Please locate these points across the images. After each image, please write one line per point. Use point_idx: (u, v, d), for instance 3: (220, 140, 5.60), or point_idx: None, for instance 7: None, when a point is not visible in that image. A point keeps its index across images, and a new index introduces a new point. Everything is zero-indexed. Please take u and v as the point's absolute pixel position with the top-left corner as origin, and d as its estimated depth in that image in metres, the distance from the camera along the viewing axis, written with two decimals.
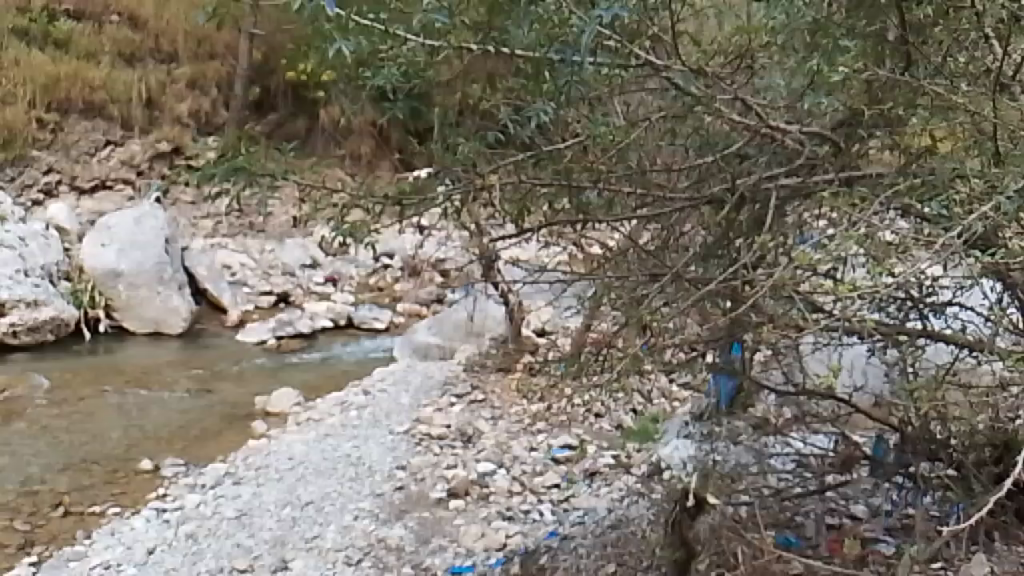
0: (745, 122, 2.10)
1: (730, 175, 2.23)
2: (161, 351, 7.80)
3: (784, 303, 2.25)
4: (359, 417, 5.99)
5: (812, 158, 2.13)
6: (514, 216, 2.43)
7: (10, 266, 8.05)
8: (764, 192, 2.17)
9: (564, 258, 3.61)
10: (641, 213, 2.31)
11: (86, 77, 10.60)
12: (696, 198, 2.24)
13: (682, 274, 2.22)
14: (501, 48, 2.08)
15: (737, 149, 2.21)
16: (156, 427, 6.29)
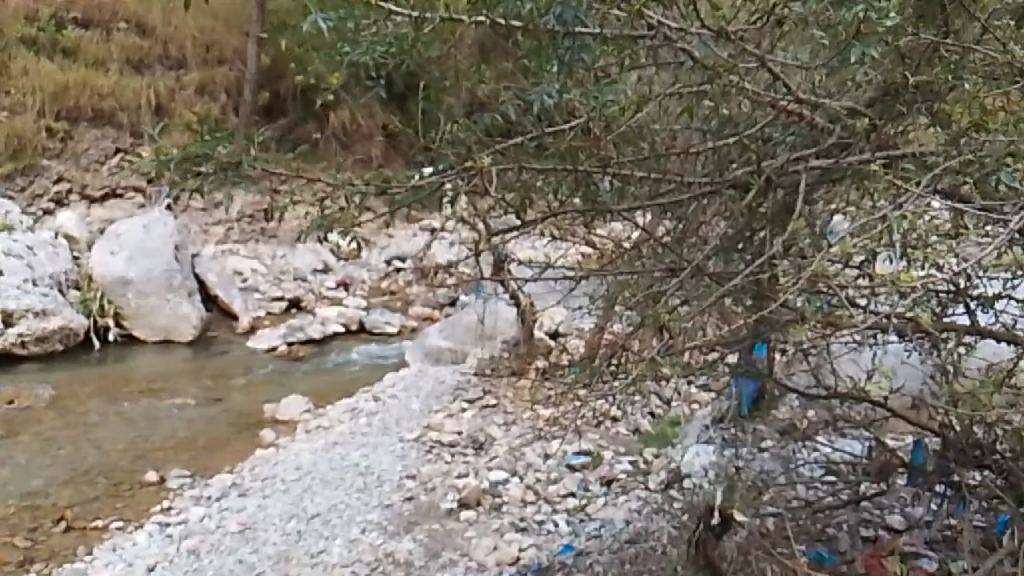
0: (770, 96, 1.91)
1: (754, 158, 2.03)
2: (170, 359, 7.68)
3: (813, 300, 2.07)
4: (368, 425, 5.83)
5: (846, 134, 1.93)
6: (516, 208, 2.18)
7: (18, 276, 7.96)
8: (792, 175, 1.97)
9: (577, 255, 3.44)
10: (656, 201, 2.11)
11: (94, 84, 10.52)
12: (717, 182, 2.04)
13: (703, 269, 2.01)
14: (495, 18, 1.84)
15: (761, 129, 2.02)
16: (163, 438, 6.16)
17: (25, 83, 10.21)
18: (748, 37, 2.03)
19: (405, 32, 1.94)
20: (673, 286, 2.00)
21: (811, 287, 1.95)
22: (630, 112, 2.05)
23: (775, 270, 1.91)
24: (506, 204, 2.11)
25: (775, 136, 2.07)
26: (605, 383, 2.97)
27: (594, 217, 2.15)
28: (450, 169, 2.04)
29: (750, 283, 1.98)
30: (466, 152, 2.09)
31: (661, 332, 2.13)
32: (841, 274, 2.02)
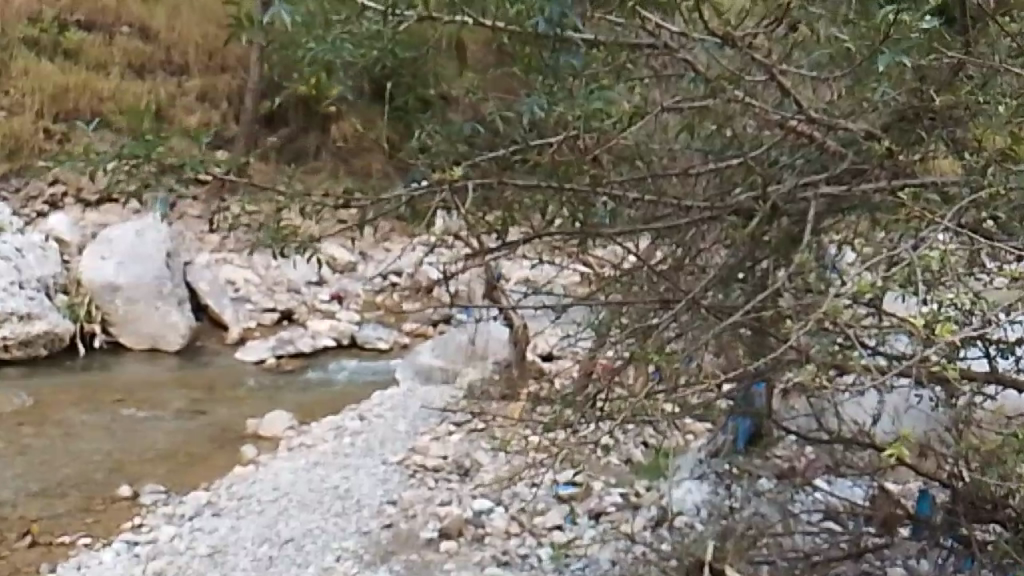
0: (778, 115, 1.74)
1: (759, 183, 1.86)
2: (157, 368, 7.51)
3: (820, 339, 1.90)
4: (352, 444, 5.65)
5: (859, 159, 1.76)
6: (498, 229, 2.00)
7: (4, 278, 7.80)
8: (800, 203, 1.79)
9: (574, 277, 3.28)
10: (652, 225, 1.93)
11: (94, 88, 10.24)
12: (717, 208, 1.85)
13: (699, 302, 1.83)
14: (480, 19, 1.66)
15: (767, 150, 1.86)
16: (142, 450, 5.98)
17: (22, 84, 9.99)
18: (756, 44, 1.87)
19: (377, 29, 1.79)
20: (665, 320, 1.82)
21: (817, 325, 1.77)
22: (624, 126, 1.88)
23: (779, 306, 1.73)
24: (483, 222, 1.94)
25: (782, 158, 1.91)
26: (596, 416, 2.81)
27: (582, 241, 1.98)
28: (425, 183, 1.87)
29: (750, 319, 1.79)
30: (442, 164, 1.92)
31: (650, 368, 1.95)
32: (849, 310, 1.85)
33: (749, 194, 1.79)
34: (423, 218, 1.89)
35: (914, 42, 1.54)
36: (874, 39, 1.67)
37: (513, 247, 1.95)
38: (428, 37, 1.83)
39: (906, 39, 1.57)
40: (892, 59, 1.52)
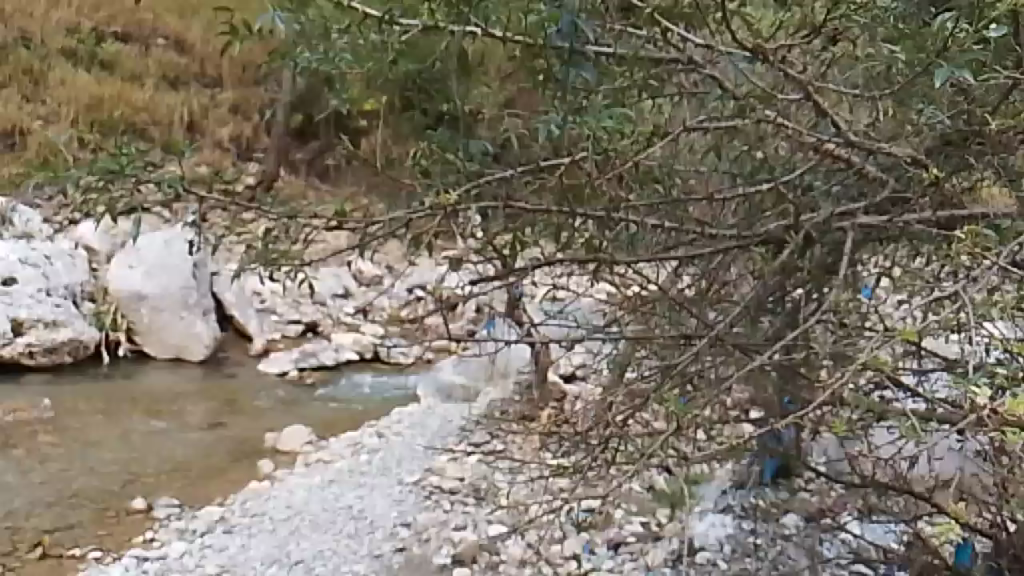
0: (813, 138, 1.56)
1: (791, 209, 1.70)
2: (180, 378, 7.49)
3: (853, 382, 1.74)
4: (369, 463, 5.57)
5: (903, 186, 1.60)
6: (507, 253, 1.85)
7: (32, 285, 7.84)
8: (836, 233, 1.62)
9: (601, 295, 3.15)
10: (676, 253, 1.78)
11: (129, 97, 10.21)
12: (744, 237, 1.69)
13: (724, 342, 1.67)
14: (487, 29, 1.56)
15: (800, 174, 1.71)
16: (159, 462, 5.92)
17: (61, 94, 9.96)
18: (790, 59, 1.74)
19: (382, 40, 1.69)
20: (685, 362, 1.66)
21: (852, 369, 1.60)
22: (640, 144, 1.79)
23: (811, 347, 1.58)
24: (489, 245, 1.79)
25: (817, 183, 1.76)
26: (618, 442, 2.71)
27: (598, 269, 1.83)
28: (426, 204, 1.74)
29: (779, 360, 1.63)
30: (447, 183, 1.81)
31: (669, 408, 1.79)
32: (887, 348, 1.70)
33: (781, 223, 1.63)
34: (423, 242, 1.76)
35: (971, 55, 1.39)
36: (920, 53, 1.53)
37: (521, 274, 1.80)
38: (436, 48, 1.67)
39: (963, 53, 1.42)
40: (944, 74, 1.37)
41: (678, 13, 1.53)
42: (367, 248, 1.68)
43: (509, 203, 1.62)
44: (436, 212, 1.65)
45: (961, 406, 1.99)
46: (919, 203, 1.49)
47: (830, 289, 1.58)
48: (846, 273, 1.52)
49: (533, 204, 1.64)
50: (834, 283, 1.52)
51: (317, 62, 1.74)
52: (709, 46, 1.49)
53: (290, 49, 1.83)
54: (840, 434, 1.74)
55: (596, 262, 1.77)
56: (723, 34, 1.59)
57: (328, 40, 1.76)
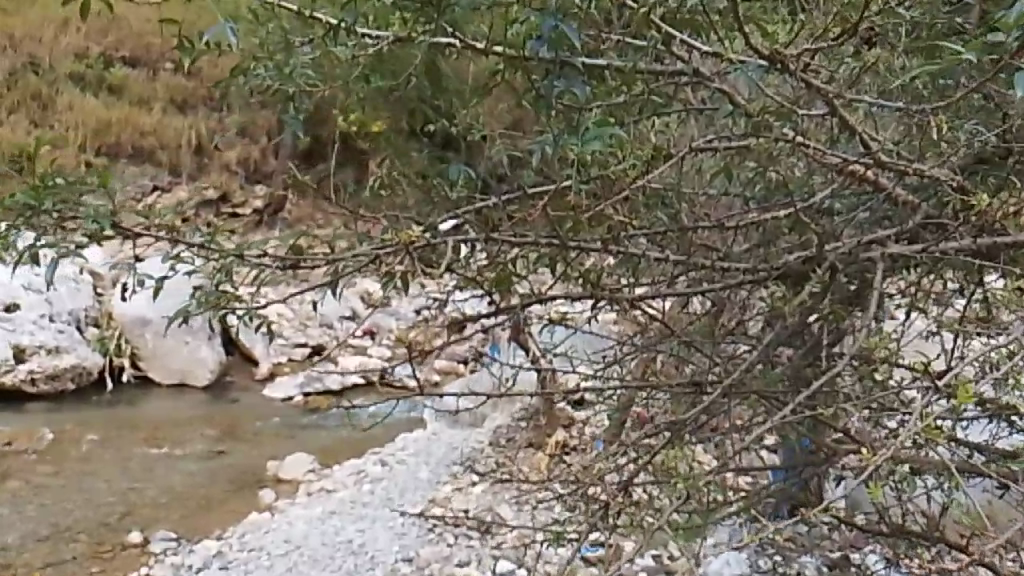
0: (838, 157, 1.36)
1: (814, 237, 1.50)
2: (184, 404, 7.36)
3: (881, 430, 1.56)
4: (371, 493, 5.42)
5: (936, 211, 1.42)
6: (494, 288, 1.67)
7: (35, 311, 7.75)
8: (865, 264, 1.41)
9: (610, 315, 2.97)
10: (684, 287, 1.59)
11: (136, 122, 10.35)
12: (761, 271, 1.44)
13: (737, 392, 1.48)
14: (463, 37, 1.31)
15: (821, 197, 1.52)
16: (159, 492, 5.78)
17: (68, 118, 9.86)
18: (809, 68, 1.57)
19: (349, 56, 1.53)
20: (693, 413, 1.46)
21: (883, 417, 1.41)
22: (640, 167, 1.60)
23: (835, 396, 1.39)
24: (472, 280, 1.61)
25: (838, 208, 1.58)
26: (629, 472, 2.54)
27: (595, 306, 1.64)
28: (399, 237, 1.55)
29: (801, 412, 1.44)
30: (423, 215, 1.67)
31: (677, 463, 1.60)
32: (921, 394, 1.50)
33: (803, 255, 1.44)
34: (394, 277, 1.57)
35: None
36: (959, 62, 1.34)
37: (509, 313, 1.62)
38: (408, 62, 1.48)
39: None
40: None
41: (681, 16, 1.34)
42: (334, 291, 1.49)
43: (490, 238, 1.43)
44: (405, 247, 1.46)
45: (1002, 447, 1.80)
46: (959, 235, 1.30)
47: (858, 329, 1.39)
48: (878, 315, 1.32)
49: (517, 239, 1.46)
50: (865, 328, 1.32)
51: (275, 80, 1.68)
52: (717, 53, 1.28)
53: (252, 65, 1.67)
54: (872, 492, 1.54)
55: (593, 298, 1.58)
56: (733, 44, 1.39)
57: (289, 48, 1.69)
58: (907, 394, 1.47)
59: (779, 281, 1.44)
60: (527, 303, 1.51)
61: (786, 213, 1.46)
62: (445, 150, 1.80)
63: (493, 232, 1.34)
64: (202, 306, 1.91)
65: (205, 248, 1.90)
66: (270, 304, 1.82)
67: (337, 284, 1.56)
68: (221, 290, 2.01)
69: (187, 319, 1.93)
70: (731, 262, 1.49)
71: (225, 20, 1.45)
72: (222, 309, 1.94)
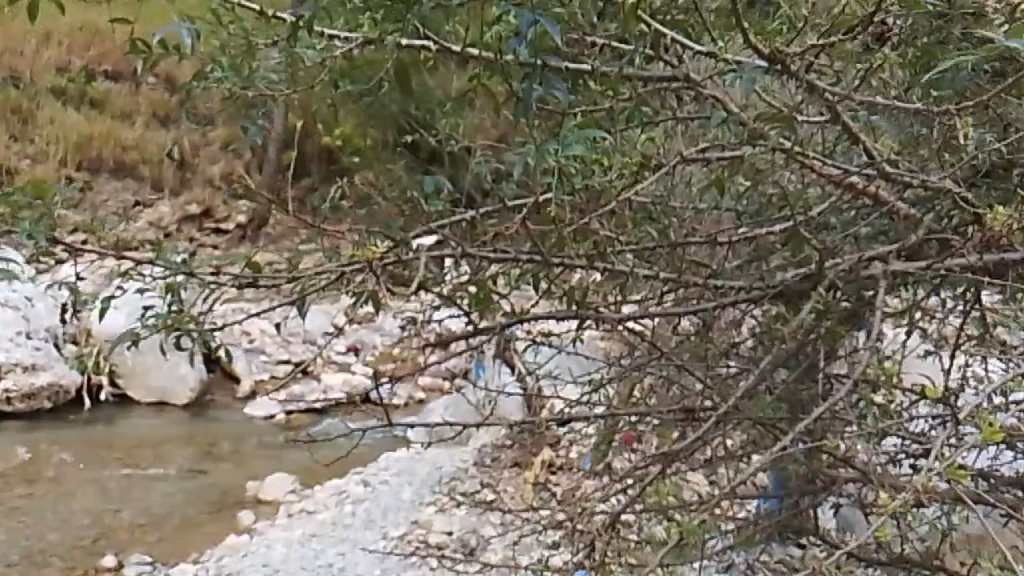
0: (840, 168, 1.27)
1: (812, 253, 1.42)
2: (163, 423, 7.20)
3: (884, 459, 1.47)
4: (352, 514, 5.31)
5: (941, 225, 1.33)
6: (473, 307, 1.57)
7: (12, 327, 7.60)
8: (869, 283, 1.32)
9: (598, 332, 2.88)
10: (674, 308, 1.49)
11: (118, 136, 9.90)
12: (757, 290, 1.35)
13: (734, 420, 1.38)
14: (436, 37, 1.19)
15: (819, 212, 1.44)
16: (134, 514, 5.63)
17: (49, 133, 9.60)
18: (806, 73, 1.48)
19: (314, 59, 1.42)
20: (684, 442, 1.37)
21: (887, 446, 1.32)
22: (627, 179, 1.51)
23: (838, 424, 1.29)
24: (449, 299, 1.51)
25: (835, 222, 1.50)
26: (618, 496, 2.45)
27: (580, 326, 1.55)
28: (369, 252, 1.45)
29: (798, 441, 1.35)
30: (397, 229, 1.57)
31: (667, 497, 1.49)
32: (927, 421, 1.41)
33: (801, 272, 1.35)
34: (364, 296, 1.47)
35: None
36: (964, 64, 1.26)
37: (488, 334, 1.52)
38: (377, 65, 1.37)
39: None
40: None
41: (672, 17, 1.25)
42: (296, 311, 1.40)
43: (465, 254, 1.33)
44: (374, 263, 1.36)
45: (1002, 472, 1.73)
46: (966, 252, 1.22)
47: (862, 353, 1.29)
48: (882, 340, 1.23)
49: (497, 256, 1.36)
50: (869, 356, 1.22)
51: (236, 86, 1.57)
52: (710, 53, 1.17)
53: (213, 69, 1.56)
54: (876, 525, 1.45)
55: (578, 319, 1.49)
56: (728, 45, 1.29)
57: (252, 52, 1.58)
58: (912, 421, 1.38)
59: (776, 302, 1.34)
60: (503, 327, 1.40)
61: (782, 229, 1.37)
62: (423, 160, 1.71)
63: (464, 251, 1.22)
64: (156, 326, 1.78)
65: (160, 265, 1.76)
66: (226, 327, 1.69)
67: (302, 304, 1.47)
68: (179, 309, 1.89)
69: (139, 341, 1.80)
70: (724, 281, 1.40)
71: (178, 19, 1.34)
72: (177, 331, 1.81)
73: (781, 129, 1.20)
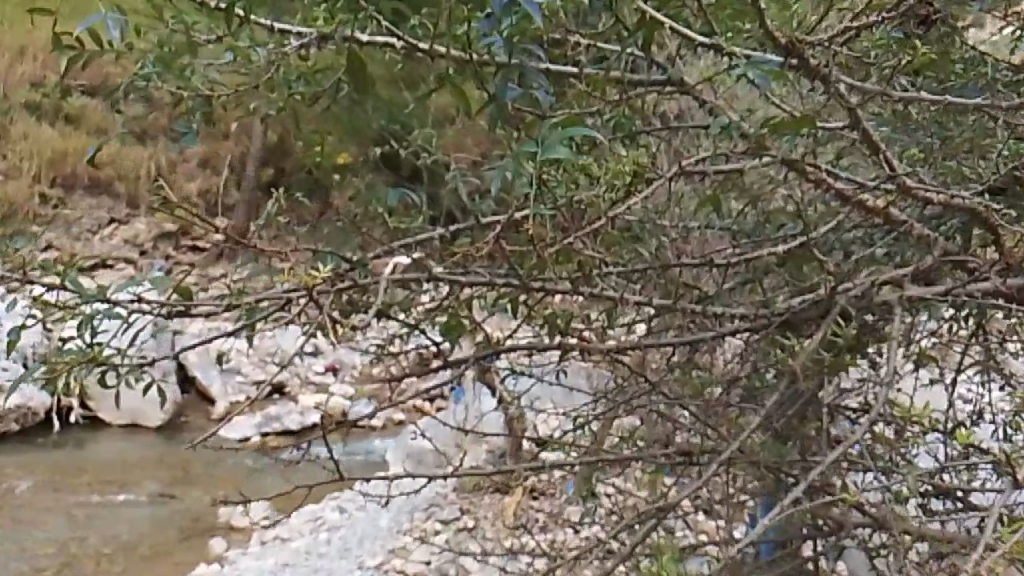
0: (855, 184, 1.12)
1: (821, 277, 1.27)
2: (135, 446, 6.95)
3: (897, 505, 1.32)
4: (328, 543, 5.15)
5: (964, 247, 1.19)
6: (444, 336, 1.41)
7: None
8: (885, 311, 1.17)
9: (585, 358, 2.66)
10: (665, 338, 1.35)
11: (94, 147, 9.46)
12: (760, 320, 1.20)
13: (735, 464, 1.24)
14: (389, 26, 1.00)
15: (826, 233, 1.30)
16: (100, 543, 5.41)
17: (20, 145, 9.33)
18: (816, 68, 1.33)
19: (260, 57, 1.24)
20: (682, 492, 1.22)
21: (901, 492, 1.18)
22: (614, 195, 1.36)
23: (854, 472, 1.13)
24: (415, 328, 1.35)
25: (842, 241, 1.36)
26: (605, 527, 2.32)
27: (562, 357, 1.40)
28: (325, 276, 1.29)
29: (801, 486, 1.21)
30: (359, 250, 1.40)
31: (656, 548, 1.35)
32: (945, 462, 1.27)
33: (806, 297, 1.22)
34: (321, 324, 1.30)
35: None
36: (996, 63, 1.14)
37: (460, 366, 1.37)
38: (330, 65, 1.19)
39: None
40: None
41: (669, 9, 1.10)
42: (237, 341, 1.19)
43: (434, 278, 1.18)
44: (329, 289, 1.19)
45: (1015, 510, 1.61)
46: (988, 274, 1.10)
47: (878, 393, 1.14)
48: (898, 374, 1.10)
49: (469, 280, 1.22)
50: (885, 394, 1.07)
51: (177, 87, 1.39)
52: (712, 45, 0.97)
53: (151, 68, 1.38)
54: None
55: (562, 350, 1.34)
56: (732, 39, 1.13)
57: (197, 48, 1.40)
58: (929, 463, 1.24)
59: (781, 332, 1.21)
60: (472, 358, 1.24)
61: (788, 249, 1.24)
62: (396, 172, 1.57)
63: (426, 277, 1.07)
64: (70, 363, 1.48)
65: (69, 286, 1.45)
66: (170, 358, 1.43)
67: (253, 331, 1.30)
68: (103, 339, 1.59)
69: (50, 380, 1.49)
70: (722, 308, 1.27)
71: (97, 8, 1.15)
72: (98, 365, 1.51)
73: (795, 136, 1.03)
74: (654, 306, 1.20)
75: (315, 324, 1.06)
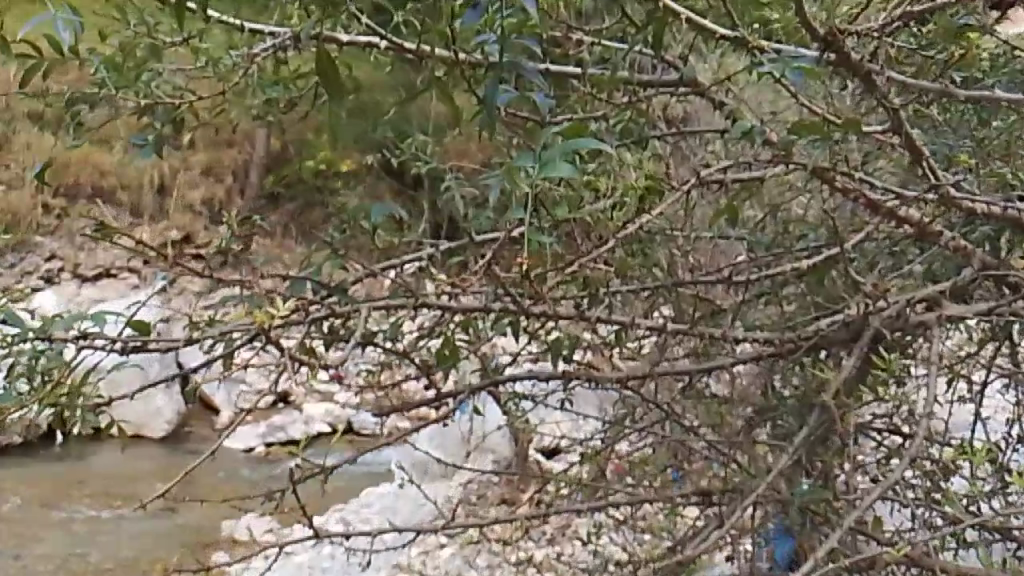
0: (890, 195, 1.01)
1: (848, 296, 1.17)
2: (140, 455, 6.85)
3: (934, 545, 1.21)
4: (332, 559, 5.05)
5: (1006, 264, 1.08)
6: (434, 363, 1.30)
7: None
8: (922, 333, 1.06)
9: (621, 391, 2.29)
10: (680, 365, 1.24)
11: None
12: (784, 346, 1.09)
13: (755, 506, 1.13)
14: (367, 25, 0.89)
15: (852, 246, 1.19)
16: (101, 559, 5.32)
17: None
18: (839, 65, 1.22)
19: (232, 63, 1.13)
20: (700, 539, 1.11)
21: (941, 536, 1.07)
22: (621, 209, 1.26)
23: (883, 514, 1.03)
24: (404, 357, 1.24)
25: (867, 257, 1.25)
26: (616, 550, 2.20)
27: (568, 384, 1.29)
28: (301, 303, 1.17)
29: (829, 528, 1.11)
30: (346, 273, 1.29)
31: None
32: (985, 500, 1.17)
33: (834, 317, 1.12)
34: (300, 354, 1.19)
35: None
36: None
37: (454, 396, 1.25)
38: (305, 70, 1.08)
39: None
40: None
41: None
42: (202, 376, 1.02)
43: (422, 303, 1.07)
44: (309, 317, 1.08)
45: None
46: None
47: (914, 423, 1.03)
48: (937, 403, 1.00)
49: (466, 302, 1.12)
50: (926, 427, 0.97)
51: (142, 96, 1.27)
52: (739, 41, 0.87)
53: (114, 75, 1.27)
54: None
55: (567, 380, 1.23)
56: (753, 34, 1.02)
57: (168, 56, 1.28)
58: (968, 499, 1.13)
59: (807, 358, 1.10)
60: (469, 387, 1.14)
61: (812, 265, 1.14)
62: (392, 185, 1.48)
63: (419, 304, 0.97)
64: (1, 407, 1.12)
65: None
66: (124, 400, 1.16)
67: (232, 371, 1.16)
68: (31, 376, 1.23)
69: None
70: (741, 331, 1.16)
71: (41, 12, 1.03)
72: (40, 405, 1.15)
73: (826, 141, 0.92)
74: (669, 330, 1.11)
75: (288, 362, 0.94)
